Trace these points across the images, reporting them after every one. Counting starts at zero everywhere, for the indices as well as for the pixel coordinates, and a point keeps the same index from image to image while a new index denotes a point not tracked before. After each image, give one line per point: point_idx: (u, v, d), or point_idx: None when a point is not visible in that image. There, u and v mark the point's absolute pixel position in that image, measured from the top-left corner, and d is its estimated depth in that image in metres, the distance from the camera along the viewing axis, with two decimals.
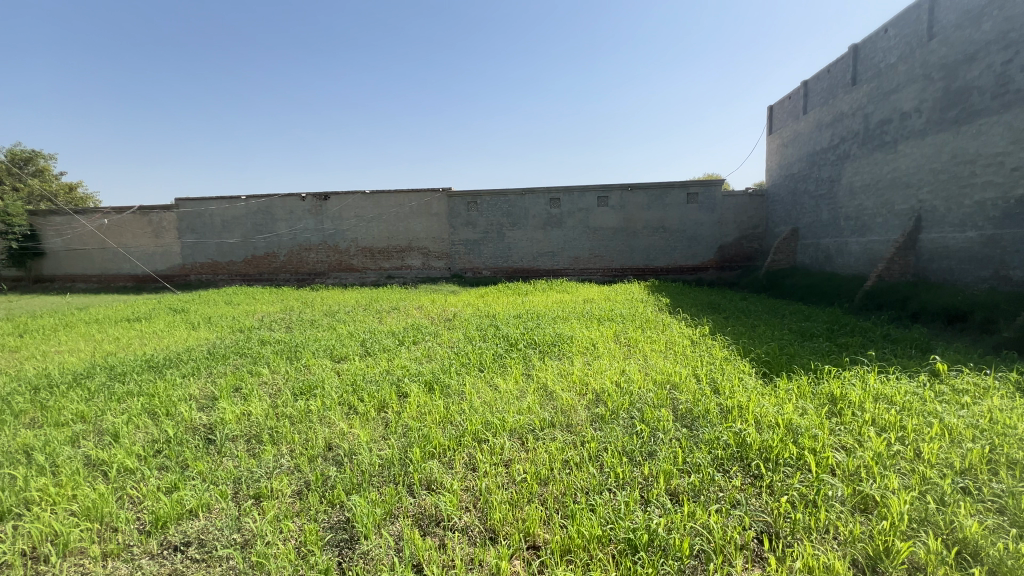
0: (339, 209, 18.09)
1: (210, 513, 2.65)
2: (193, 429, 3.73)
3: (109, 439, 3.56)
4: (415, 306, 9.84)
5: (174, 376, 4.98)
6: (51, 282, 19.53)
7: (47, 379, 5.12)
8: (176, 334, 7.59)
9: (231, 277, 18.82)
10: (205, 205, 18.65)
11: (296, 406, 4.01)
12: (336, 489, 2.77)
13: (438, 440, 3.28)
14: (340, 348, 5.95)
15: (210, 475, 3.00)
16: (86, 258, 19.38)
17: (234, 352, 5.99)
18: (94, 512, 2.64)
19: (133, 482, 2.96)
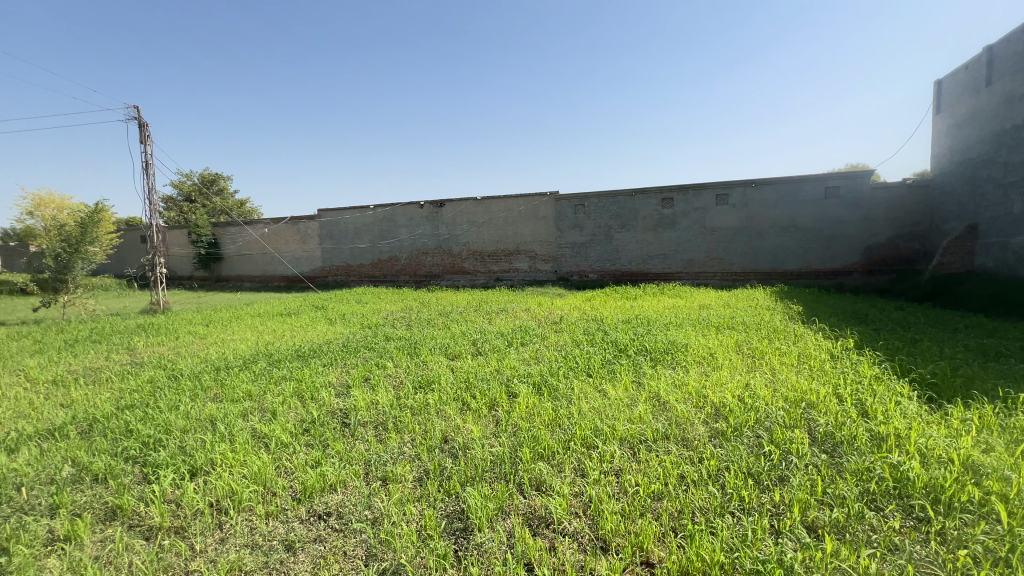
0: (453, 216, 19.23)
1: (346, 489, 2.99)
2: (332, 413, 4.23)
3: (270, 415, 4.20)
4: (523, 308, 10.06)
5: (317, 365, 5.70)
6: (226, 281, 23.61)
7: (225, 362, 6.20)
8: (318, 328, 8.70)
9: (361, 278, 21.03)
10: (341, 214, 21.09)
11: (416, 399, 4.34)
12: (453, 480, 2.94)
13: (548, 442, 3.32)
14: (454, 346, 6.31)
15: (346, 455, 3.38)
16: (251, 261, 23.08)
17: (364, 346, 6.67)
18: (259, 477, 3.12)
19: (288, 454, 3.45)
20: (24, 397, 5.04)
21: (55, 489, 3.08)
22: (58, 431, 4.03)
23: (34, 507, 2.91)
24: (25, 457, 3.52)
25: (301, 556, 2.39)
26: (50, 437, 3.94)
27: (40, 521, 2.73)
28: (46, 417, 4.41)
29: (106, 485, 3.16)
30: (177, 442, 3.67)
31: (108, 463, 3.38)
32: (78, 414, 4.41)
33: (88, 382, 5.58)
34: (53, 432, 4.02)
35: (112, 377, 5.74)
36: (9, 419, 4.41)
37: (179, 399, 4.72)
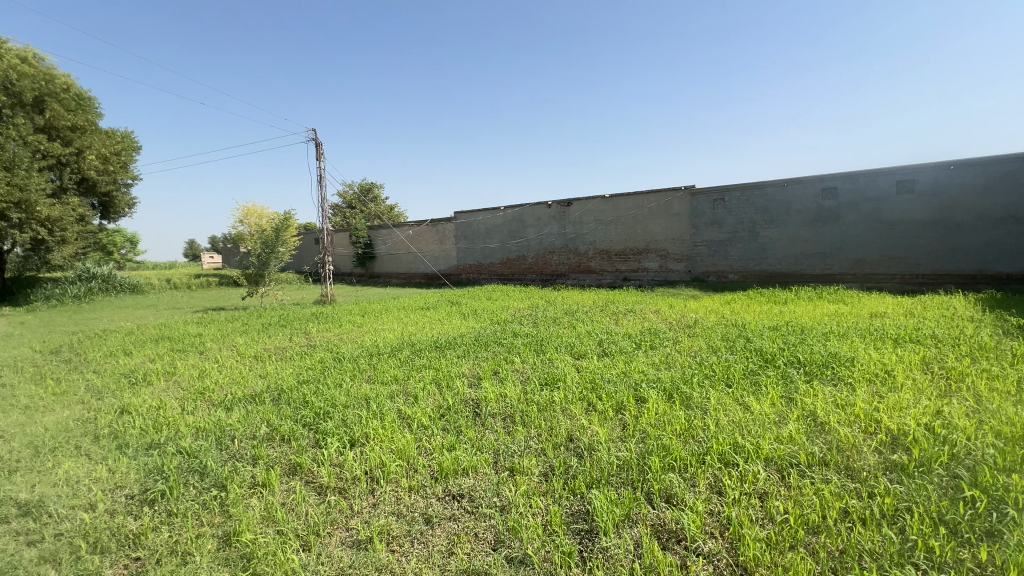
0: (580, 214, 19.20)
1: (477, 475, 3.17)
2: (465, 401, 4.54)
3: (412, 399, 4.66)
4: (652, 310, 9.62)
5: (453, 356, 6.16)
6: (378, 277, 26.81)
7: (377, 349, 7.04)
8: (453, 322, 9.39)
9: (491, 276, 22.17)
10: (474, 216, 22.48)
11: (542, 395, 4.43)
12: (578, 480, 2.93)
13: (680, 452, 3.12)
14: (580, 345, 6.29)
15: (477, 442, 3.59)
16: (398, 260, 25.87)
17: (494, 340, 7.02)
18: (404, 453, 3.49)
19: (427, 436, 3.79)
20: (236, 368, 6.34)
21: (256, 443, 3.81)
22: (257, 397, 4.99)
23: (243, 455, 3.64)
24: (237, 415, 4.43)
25: (438, 531, 2.61)
26: (253, 401, 4.89)
27: (245, 468, 3.40)
28: (251, 384, 5.49)
29: (290, 445, 3.82)
30: (341, 415, 4.28)
31: (292, 426, 4.08)
32: (271, 385, 5.41)
33: (278, 359, 6.81)
34: (254, 397, 4.99)
35: (294, 356, 6.92)
36: (226, 383, 5.59)
37: (342, 378, 5.49)
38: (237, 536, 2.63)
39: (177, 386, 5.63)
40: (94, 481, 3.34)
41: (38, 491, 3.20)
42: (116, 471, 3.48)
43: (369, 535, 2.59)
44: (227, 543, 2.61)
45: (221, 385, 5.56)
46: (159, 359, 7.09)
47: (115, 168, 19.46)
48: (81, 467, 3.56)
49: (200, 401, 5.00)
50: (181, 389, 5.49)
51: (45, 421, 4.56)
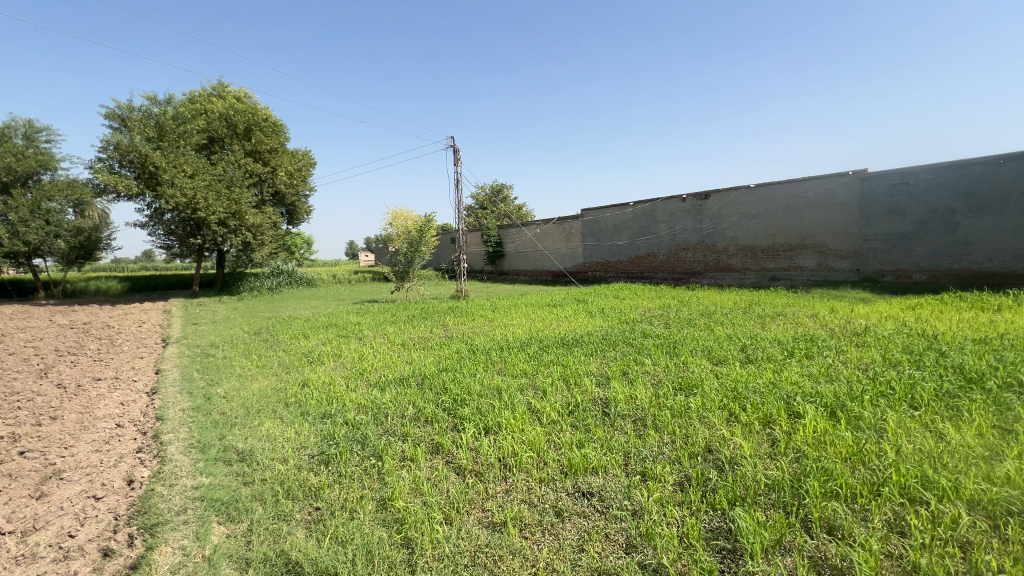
0: (719, 208, 17.71)
1: (607, 475, 3.14)
2: (594, 400, 4.50)
3: (541, 393, 4.78)
4: (808, 314, 8.44)
5: (581, 354, 6.17)
6: (506, 274, 28.04)
7: (507, 343, 7.38)
8: (580, 320, 9.38)
9: (618, 274, 21.65)
10: (602, 213, 22.19)
11: (676, 401, 4.20)
12: (719, 494, 2.72)
13: (847, 479, 2.70)
14: (719, 350, 5.80)
15: (606, 442, 3.55)
16: (525, 258, 26.74)
17: (623, 340, 6.83)
18: (534, 445, 3.60)
19: (557, 431, 3.86)
20: (387, 353, 7.19)
21: (405, 422, 4.28)
22: (404, 381, 5.61)
23: (394, 431, 4.12)
24: (389, 395, 5.03)
25: (568, 525, 2.64)
26: (401, 383, 5.51)
27: (397, 442, 3.85)
28: (399, 369, 6.19)
29: (433, 426, 4.20)
30: (475, 403, 4.58)
31: (433, 409, 4.50)
32: (416, 370, 6.03)
33: (421, 347, 7.55)
34: (402, 381, 5.61)
35: (434, 346, 7.61)
36: (380, 367, 6.36)
37: (476, 368, 5.89)
38: (392, 502, 2.98)
39: (343, 366, 6.59)
40: (286, 440, 4.09)
41: (249, 443, 4.02)
42: (300, 433, 4.20)
43: (503, 519, 2.74)
44: (384, 507, 2.98)
45: (376, 367, 6.36)
46: (330, 343, 8.37)
47: (298, 181, 23.23)
48: (278, 427, 4.39)
49: (360, 380, 5.77)
50: (346, 369, 6.41)
51: (252, 387, 5.71)
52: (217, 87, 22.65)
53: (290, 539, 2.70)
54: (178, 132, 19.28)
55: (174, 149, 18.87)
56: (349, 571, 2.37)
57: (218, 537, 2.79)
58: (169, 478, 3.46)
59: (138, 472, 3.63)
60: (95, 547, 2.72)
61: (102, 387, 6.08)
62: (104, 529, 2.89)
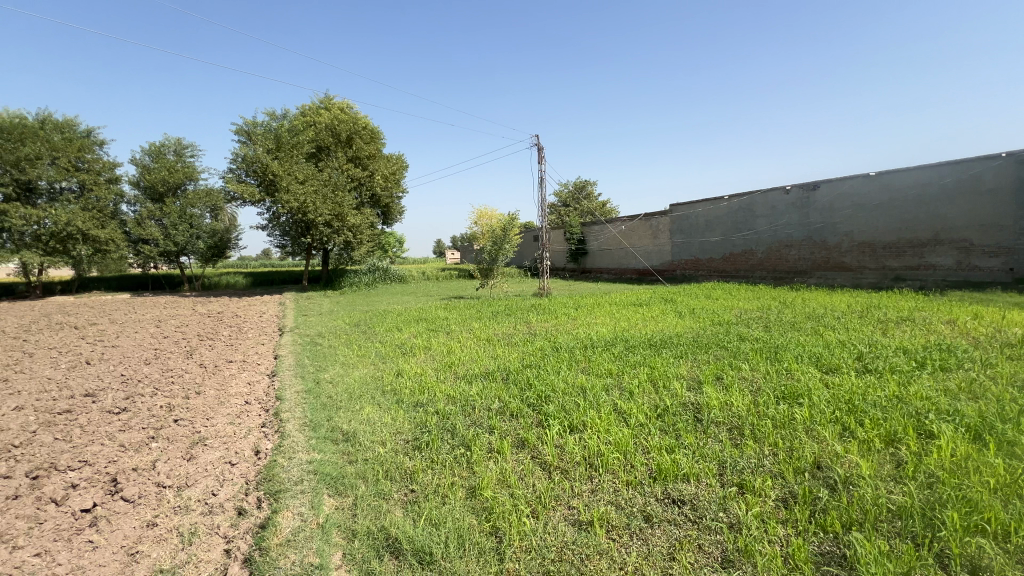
0: (831, 199, 16.02)
1: (700, 484, 2.99)
2: (684, 404, 4.31)
3: (627, 394, 4.67)
4: (943, 320, 7.32)
5: (669, 356, 5.92)
6: (589, 272, 27.69)
7: (591, 341, 7.31)
8: (668, 320, 8.99)
9: (710, 273, 20.42)
10: (693, 208, 21.08)
11: (778, 410, 3.88)
12: (831, 516, 2.47)
13: (997, 515, 2.31)
14: (830, 357, 5.25)
15: (698, 449, 3.38)
16: (609, 255, 26.20)
17: (717, 343, 6.44)
18: (621, 447, 3.53)
19: (645, 434, 3.74)
20: (474, 348, 7.46)
21: (492, 415, 4.42)
22: (490, 375, 5.79)
23: (481, 423, 4.27)
24: (476, 388, 5.22)
25: (658, 531, 2.56)
26: (487, 377, 5.69)
27: (484, 434, 3.99)
28: (485, 363, 6.40)
29: (518, 421, 4.29)
30: (560, 400, 4.60)
31: (518, 404, 4.59)
32: (501, 365, 6.19)
33: (505, 343, 7.73)
34: (488, 375, 5.80)
35: (518, 342, 7.75)
36: (467, 361, 6.62)
37: (559, 366, 5.90)
38: (480, 491, 3.10)
39: (433, 358, 6.96)
40: (384, 425, 4.41)
41: (352, 425, 4.41)
42: (396, 419, 4.52)
43: (589, 518, 2.72)
44: (473, 495, 3.10)
45: (463, 361, 6.63)
46: (420, 336, 8.87)
47: (393, 184, 24.64)
48: (376, 412, 4.76)
49: (449, 373, 6.05)
50: (435, 361, 6.76)
51: (353, 375, 6.23)
52: (324, 101, 25.03)
53: (389, 516, 2.92)
54: (292, 143, 21.54)
55: (289, 158, 21.12)
56: (443, 552, 2.51)
57: (328, 507, 3.09)
58: (288, 452, 3.90)
59: (262, 444, 4.14)
60: (232, 506, 3.15)
61: (233, 368, 6.99)
62: (238, 491, 3.34)
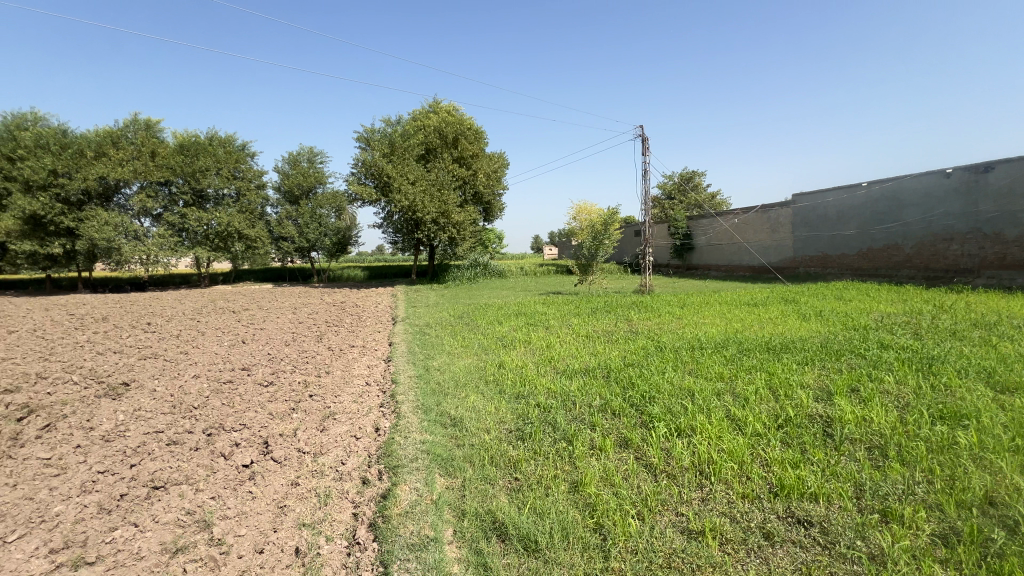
0: (1009, 183, 13.29)
1: (831, 505, 2.68)
2: (811, 416, 3.88)
3: (742, 401, 4.33)
4: None
5: (791, 362, 5.37)
6: (695, 269, 26.08)
7: (698, 342, 6.90)
8: (789, 323, 8.13)
9: (841, 271, 18.06)
10: (822, 198, 18.84)
11: (935, 432, 3.32)
12: (1010, 564, 2.06)
13: None
14: (1008, 374, 4.35)
15: (829, 468, 3.03)
16: (719, 251, 24.43)
17: (851, 350, 5.68)
18: (735, 456, 3.29)
19: (764, 445, 3.44)
20: (573, 344, 7.45)
21: (593, 411, 4.39)
22: (591, 371, 5.73)
23: (583, 419, 4.26)
24: (577, 384, 5.21)
25: (781, 552, 2.34)
26: (588, 374, 5.65)
27: (586, 430, 3.97)
28: (585, 359, 6.36)
29: (621, 420, 4.20)
30: (666, 402, 4.41)
31: (621, 403, 4.49)
32: (602, 362, 6.11)
33: (606, 340, 7.59)
34: (588, 371, 5.75)
35: (620, 339, 7.56)
36: (567, 356, 6.63)
37: (664, 366, 5.66)
38: (583, 486, 3.10)
39: (533, 352, 7.07)
40: (488, 413, 4.60)
41: (459, 411, 4.67)
42: (500, 409, 4.68)
43: (700, 528, 2.59)
44: (576, 489, 3.11)
45: (563, 356, 6.65)
46: (521, 330, 9.08)
47: (494, 181, 25.27)
48: (481, 401, 4.97)
49: (549, 367, 6.11)
50: (536, 355, 6.87)
51: (459, 364, 6.57)
52: (433, 105, 26.65)
53: (495, 500, 3.05)
54: (404, 146, 23.23)
55: (401, 161, 22.80)
56: (547, 543, 2.55)
57: (440, 486, 3.31)
58: (403, 431, 4.25)
59: (381, 422, 4.56)
60: (358, 475, 3.51)
61: (355, 352, 7.76)
62: (363, 463, 3.72)
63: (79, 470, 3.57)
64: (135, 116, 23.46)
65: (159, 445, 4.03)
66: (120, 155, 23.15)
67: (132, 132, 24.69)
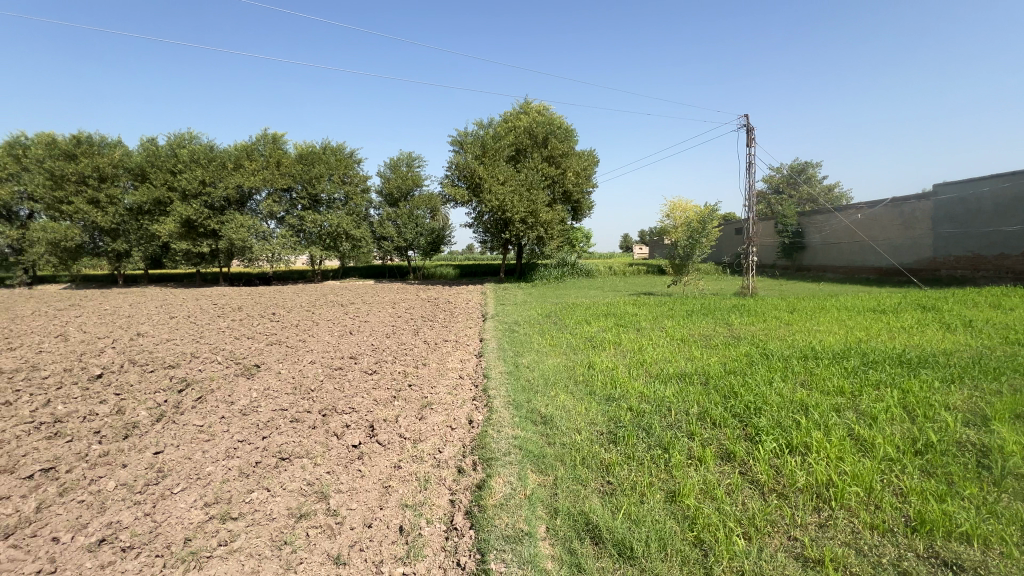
0: None
1: (991, 550, 2.27)
2: (959, 443, 3.33)
3: (868, 420, 3.84)
4: None
5: (931, 379, 4.65)
6: (808, 270, 23.60)
7: (813, 351, 6.23)
8: (928, 333, 7.03)
9: (999, 274, 15.26)
10: (973, 187, 16.03)
11: None
12: None
13: None
14: None
15: (988, 506, 2.58)
16: (838, 250, 21.85)
17: (1013, 368, 4.78)
18: (861, 481, 2.93)
19: (898, 472, 3.03)
20: (667, 347, 7.12)
21: (691, 419, 4.17)
22: (687, 377, 5.45)
23: (679, 427, 4.06)
24: (672, 390, 4.98)
25: None
26: (684, 379, 5.37)
27: (683, 439, 3.78)
28: (680, 364, 6.05)
29: (723, 430, 3.95)
30: (775, 415, 4.05)
31: (722, 413, 4.21)
32: (700, 368, 5.77)
33: (704, 345, 7.16)
34: (684, 377, 5.47)
35: (720, 345, 7.08)
36: (661, 360, 6.37)
37: (772, 376, 5.20)
38: (681, 497, 2.96)
39: (624, 354, 6.89)
40: (578, 413, 4.57)
41: (549, 409, 4.69)
42: (590, 410, 4.63)
43: (818, 556, 2.34)
44: (673, 499, 2.98)
45: (656, 360, 6.39)
46: (611, 330, 8.90)
47: (584, 180, 24.91)
48: (571, 400, 4.96)
49: (641, 370, 5.91)
50: (627, 357, 6.68)
51: (548, 362, 6.61)
52: (523, 106, 27.01)
53: (587, 502, 3.03)
54: (495, 148, 23.85)
55: (492, 162, 23.44)
56: (644, 551, 2.48)
57: (532, 482, 3.36)
58: (495, 425, 4.38)
59: (474, 415, 4.73)
60: (454, 464, 3.68)
61: (448, 347, 8.14)
62: (458, 453, 3.89)
63: (223, 438, 4.17)
64: (265, 131, 26.70)
65: (285, 421, 4.56)
66: (253, 165, 26.50)
67: (262, 145, 27.95)
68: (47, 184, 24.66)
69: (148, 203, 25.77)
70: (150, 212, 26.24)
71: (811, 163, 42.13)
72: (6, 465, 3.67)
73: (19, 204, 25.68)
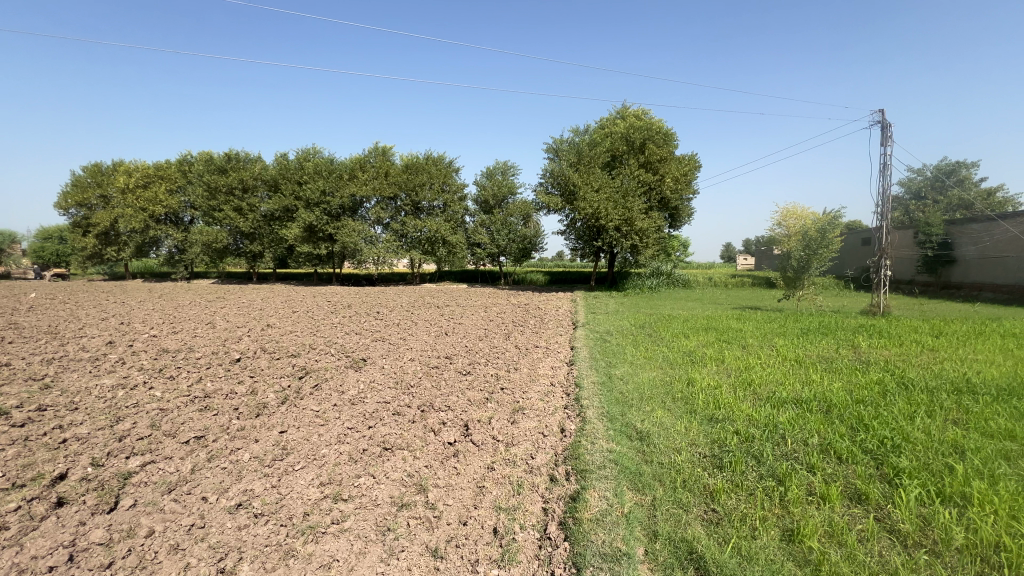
0: None
1: None
2: None
3: None
4: None
5: None
6: (958, 289, 20.12)
7: (968, 386, 5.27)
8: None
9: None
10: None
11: None
12: None
13: None
14: None
15: None
16: (1001, 265, 18.38)
17: None
18: None
19: None
20: (779, 368, 6.46)
21: (811, 450, 3.74)
22: (804, 403, 4.89)
23: (796, 458, 3.68)
24: (786, 415, 4.51)
25: None
26: (800, 406, 4.83)
27: (803, 472, 3.42)
28: (795, 389, 5.44)
29: (853, 467, 3.50)
30: (920, 456, 3.54)
31: (850, 448, 3.73)
32: (819, 394, 5.14)
33: (824, 369, 6.38)
34: (800, 404, 4.89)
35: (843, 370, 6.27)
36: (772, 381, 5.81)
37: (914, 411, 4.49)
38: (802, 538, 2.68)
39: (727, 372, 6.38)
40: (677, 432, 4.32)
41: (645, 425, 4.50)
42: (691, 430, 4.35)
43: None
44: (791, 539, 2.70)
45: (766, 382, 5.82)
46: (713, 346, 8.33)
47: (684, 186, 23.62)
48: (668, 418, 4.72)
49: (749, 392, 5.42)
50: (731, 376, 6.18)
51: (643, 376, 6.32)
52: (620, 111, 26.59)
53: (690, 529, 2.85)
54: (590, 155, 23.73)
55: (587, 169, 23.31)
56: None
57: (629, 500, 3.23)
58: (589, 436, 4.29)
59: (566, 424, 4.68)
60: (547, 472, 3.66)
61: (540, 353, 8.17)
62: (551, 461, 3.86)
63: (336, 424, 4.58)
64: (376, 146, 29.15)
65: (388, 413, 4.89)
66: (365, 176, 29.06)
67: (372, 157, 30.58)
68: (205, 195, 29.31)
69: (279, 210, 29.35)
70: (280, 218, 29.74)
71: (963, 162, 36.00)
72: (169, 430, 4.36)
73: (184, 211, 30.71)
